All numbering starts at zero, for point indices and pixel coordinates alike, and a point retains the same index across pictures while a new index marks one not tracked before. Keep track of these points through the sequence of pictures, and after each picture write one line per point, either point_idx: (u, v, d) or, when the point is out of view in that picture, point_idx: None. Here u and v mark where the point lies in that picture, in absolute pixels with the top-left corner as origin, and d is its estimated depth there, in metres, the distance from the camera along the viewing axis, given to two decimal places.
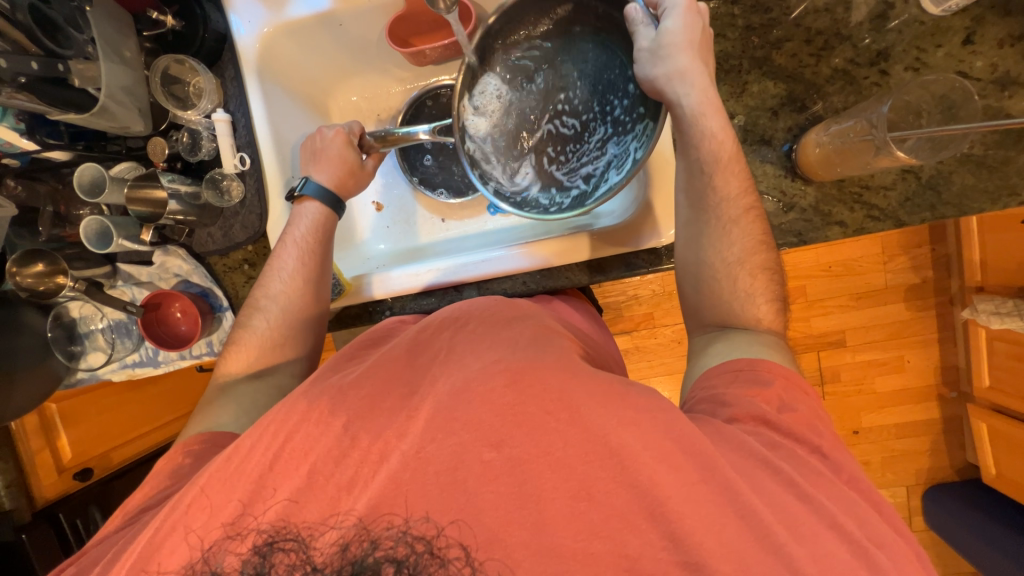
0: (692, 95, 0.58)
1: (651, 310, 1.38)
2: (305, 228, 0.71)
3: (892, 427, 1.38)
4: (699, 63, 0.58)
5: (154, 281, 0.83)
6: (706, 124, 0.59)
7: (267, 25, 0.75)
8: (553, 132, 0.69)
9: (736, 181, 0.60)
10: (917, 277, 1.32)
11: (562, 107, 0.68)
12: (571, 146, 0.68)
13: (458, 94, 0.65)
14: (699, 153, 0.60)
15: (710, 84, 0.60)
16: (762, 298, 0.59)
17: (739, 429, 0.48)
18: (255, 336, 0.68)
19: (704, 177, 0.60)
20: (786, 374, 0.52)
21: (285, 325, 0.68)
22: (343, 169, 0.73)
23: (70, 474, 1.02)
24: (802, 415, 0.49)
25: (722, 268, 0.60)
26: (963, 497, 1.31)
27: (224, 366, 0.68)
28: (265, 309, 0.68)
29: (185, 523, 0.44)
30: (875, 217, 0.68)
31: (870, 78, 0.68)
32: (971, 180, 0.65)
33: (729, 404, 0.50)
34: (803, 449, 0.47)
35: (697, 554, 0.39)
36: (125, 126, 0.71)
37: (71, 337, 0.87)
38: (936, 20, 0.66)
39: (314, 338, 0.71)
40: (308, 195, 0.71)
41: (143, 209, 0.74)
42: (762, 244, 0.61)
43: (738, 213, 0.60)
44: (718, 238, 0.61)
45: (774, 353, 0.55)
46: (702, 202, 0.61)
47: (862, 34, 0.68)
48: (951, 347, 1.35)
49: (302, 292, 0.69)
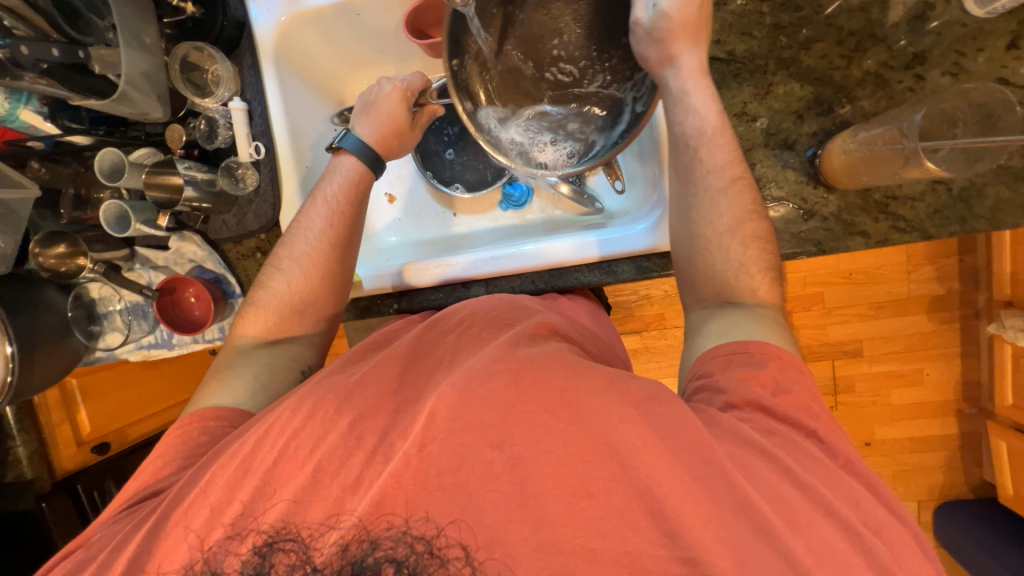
0: (675, 75, 0.59)
1: (662, 311, 1.36)
2: (338, 183, 0.71)
3: (908, 441, 1.35)
4: (692, 44, 0.59)
5: (170, 265, 0.84)
6: (691, 103, 0.59)
7: (285, 14, 0.75)
8: (551, 81, 0.64)
9: (722, 152, 0.59)
10: (942, 288, 1.27)
11: (557, 53, 0.62)
12: (571, 95, 0.64)
13: (445, 53, 0.60)
14: (680, 128, 0.60)
15: (696, 62, 0.60)
16: (755, 267, 0.57)
17: (735, 417, 0.46)
18: (274, 297, 0.68)
19: (685, 150, 0.60)
20: (779, 354, 0.50)
21: (303, 292, 0.68)
22: (392, 127, 0.73)
23: (88, 447, 1.06)
24: (796, 396, 0.47)
25: (711, 237, 0.59)
26: (979, 517, 1.27)
27: (240, 329, 0.68)
28: (288, 270, 0.68)
29: (198, 508, 0.45)
30: (900, 228, 0.65)
31: (904, 82, 0.65)
32: (1006, 194, 0.62)
33: (723, 391, 0.48)
34: (798, 434, 0.46)
35: (702, 565, 0.38)
36: (144, 112, 0.72)
37: (91, 317, 0.89)
38: (980, 22, 0.62)
39: (335, 309, 0.71)
40: (346, 147, 0.72)
41: (159, 195, 0.74)
42: (751, 212, 0.58)
43: (725, 182, 0.59)
44: (705, 211, 0.59)
45: (768, 330, 0.53)
46: (688, 174, 0.60)
47: (898, 35, 0.64)
48: (973, 362, 1.30)
49: (327, 254, 0.69)
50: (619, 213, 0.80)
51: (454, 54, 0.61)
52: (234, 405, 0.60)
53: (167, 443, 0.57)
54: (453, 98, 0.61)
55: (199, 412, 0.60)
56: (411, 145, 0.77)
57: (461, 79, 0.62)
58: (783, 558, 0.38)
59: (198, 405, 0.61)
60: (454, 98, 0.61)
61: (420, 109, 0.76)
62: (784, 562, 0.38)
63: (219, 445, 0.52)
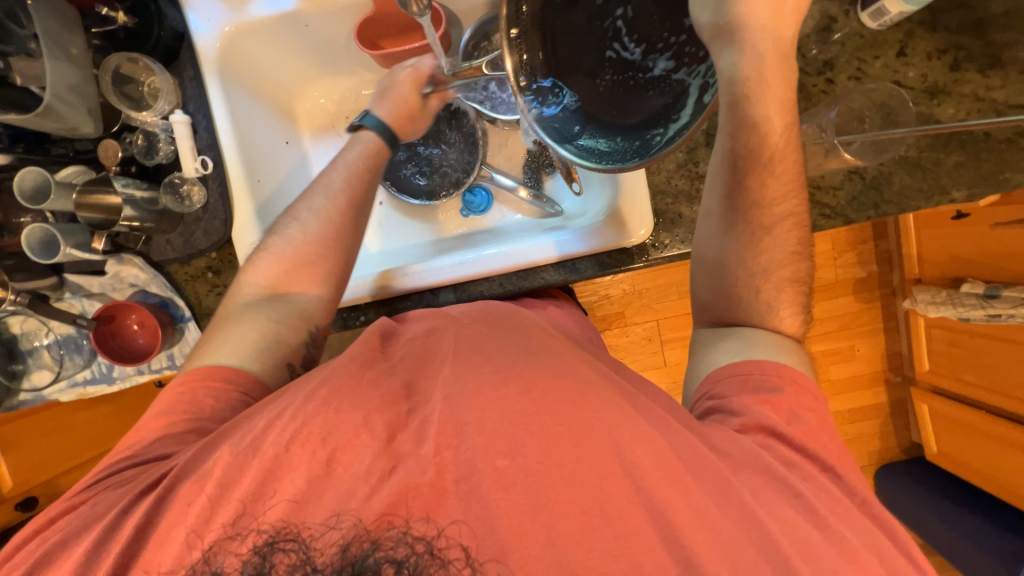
0: (740, 61, 0.52)
1: (623, 309, 1.42)
2: (358, 153, 0.72)
3: (848, 412, 1.48)
4: (765, 29, 0.52)
5: (106, 292, 0.78)
6: (751, 112, 0.54)
7: (228, 24, 0.73)
8: (613, 58, 0.62)
9: (773, 184, 0.58)
10: (863, 271, 1.41)
11: (619, 27, 0.61)
12: (632, 78, 0.62)
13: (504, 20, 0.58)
14: (733, 143, 0.56)
15: (766, 52, 0.53)
16: (787, 310, 0.58)
17: (753, 442, 0.49)
18: (289, 245, 0.65)
19: (736, 172, 0.57)
20: (797, 379, 0.53)
21: (318, 242, 0.65)
22: (404, 110, 0.74)
23: (12, 505, 0.93)
24: (809, 425, 0.50)
25: (745, 277, 0.59)
26: (911, 474, 1.41)
27: (245, 277, 0.65)
28: (304, 220, 0.66)
29: (162, 557, 0.41)
30: (827, 215, 0.72)
31: (818, 86, 0.73)
32: (908, 180, 0.71)
33: (738, 414, 0.51)
34: (816, 470, 0.48)
35: (688, 541, 0.41)
36: (72, 127, 0.67)
37: (12, 355, 0.81)
38: (874, 33, 0.71)
39: (347, 261, 0.67)
40: (367, 125, 0.73)
41: (93, 216, 0.69)
42: (793, 255, 0.59)
43: (774, 219, 0.59)
44: (749, 249, 0.59)
45: (787, 355, 0.56)
46: (736, 201, 0.58)
47: (810, 45, 0.73)
48: (894, 335, 1.45)
49: (344, 210, 0.67)
50: (577, 215, 0.83)
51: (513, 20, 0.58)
52: (240, 366, 0.57)
53: (172, 399, 0.55)
54: (504, 56, 0.58)
55: (201, 369, 0.57)
56: (423, 128, 0.79)
57: (519, 48, 0.59)
58: (757, 527, 0.42)
59: (204, 360, 0.58)
60: (506, 58, 0.58)
61: (433, 90, 0.75)
62: (760, 529, 0.42)
63: (231, 422, 0.50)
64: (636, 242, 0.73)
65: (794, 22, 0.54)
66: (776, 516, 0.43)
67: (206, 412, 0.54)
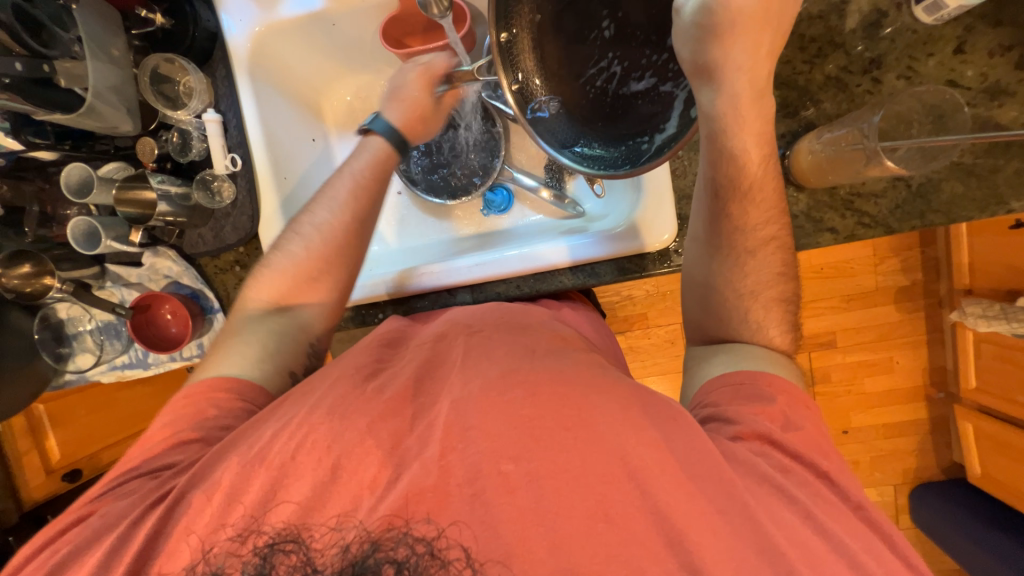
0: (717, 99, 0.53)
1: (645, 311, 1.39)
2: (365, 159, 0.71)
3: (881, 427, 1.41)
4: (742, 68, 0.52)
5: (143, 282, 0.82)
6: (728, 144, 0.54)
7: (258, 25, 0.74)
8: (597, 74, 0.62)
9: (756, 211, 0.56)
10: (907, 279, 1.33)
11: (603, 45, 0.61)
12: (620, 90, 0.62)
13: (494, 26, 0.58)
14: (714, 172, 0.56)
15: (743, 91, 0.53)
16: (774, 328, 0.56)
17: (746, 449, 0.46)
18: (292, 260, 0.66)
19: (717, 201, 0.57)
20: (787, 390, 0.51)
21: (322, 258, 0.66)
22: (417, 112, 0.75)
23: (58, 475, 1.03)
24: (807, 432, 0.48)
25: (733, 298, 0.57)
26: (951, 496, 1.33)
27: (250, 291, 0.66)
28: (307, 235, 0.67)
29: (181, 543, 0.44)
30: (866, 223, 0.68)
31: (863, 85, 0.68)
32: (959, 189, 0.65)
33: (733, 421, 0.49)
34: (812, 473, 0.46)
35: (701, 560, 0.39)
36: (113, 126, 0.71)
37: (59, 339, 0.86)
38: (929, 29, 0.66)
39: (349, 276, 0.68)
40: (376, 129, 0.73)
41: (132, 210, 0.73)
42: (778, 276, 0.58)
43: (756, 244, 0.57)
44: (732, 270, 0.57)
45: (779, 367, 0.53)
46: (715, 231, 0.57)
47: (855, 41, 0.68)
48: (938, 348, 1.37)
49: (348, 227, 0.68)
50: (599, 217, 0.81)
51: (504, 27, 0.59)
52: (241, 376, 0.59)
53: (176, 413, 0.56)
54: (499, 74, 0.59)
55: (207, 381, 0.58)
56: (434, 129, 0.79)
57: (510, 54, 0.60)
58: (774, 554, 0.40)
59: (209, 372, 0.60)
60: (500, 76, 0.59)
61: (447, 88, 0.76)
62: (777, 556, 0.39)
63: (242, 427, 0.51)
64: (659, 247, 0.70)
65: (770, 62, 0.53)
66: (796, 542, 0.41)
67: (204, 416, 0.55)
